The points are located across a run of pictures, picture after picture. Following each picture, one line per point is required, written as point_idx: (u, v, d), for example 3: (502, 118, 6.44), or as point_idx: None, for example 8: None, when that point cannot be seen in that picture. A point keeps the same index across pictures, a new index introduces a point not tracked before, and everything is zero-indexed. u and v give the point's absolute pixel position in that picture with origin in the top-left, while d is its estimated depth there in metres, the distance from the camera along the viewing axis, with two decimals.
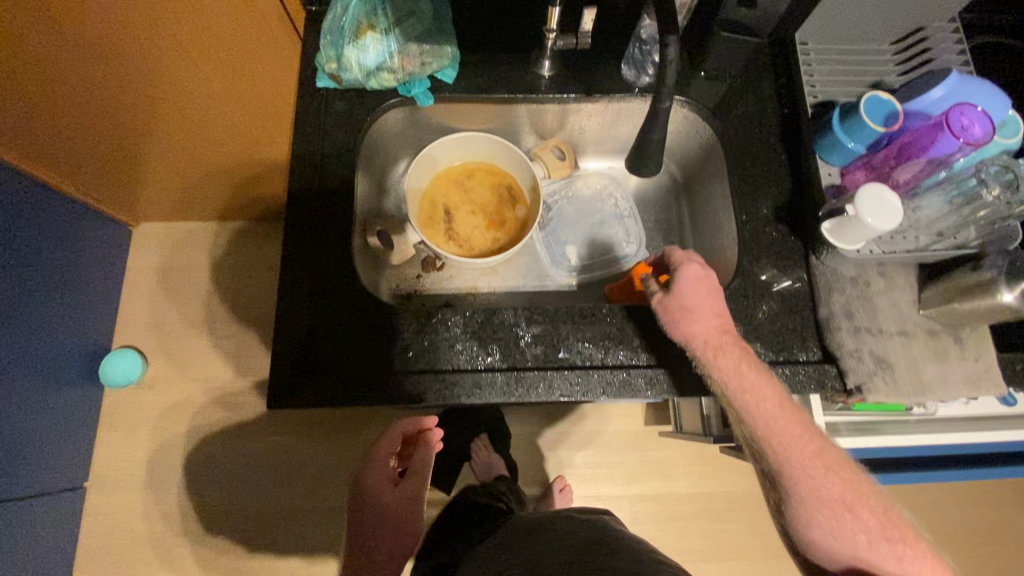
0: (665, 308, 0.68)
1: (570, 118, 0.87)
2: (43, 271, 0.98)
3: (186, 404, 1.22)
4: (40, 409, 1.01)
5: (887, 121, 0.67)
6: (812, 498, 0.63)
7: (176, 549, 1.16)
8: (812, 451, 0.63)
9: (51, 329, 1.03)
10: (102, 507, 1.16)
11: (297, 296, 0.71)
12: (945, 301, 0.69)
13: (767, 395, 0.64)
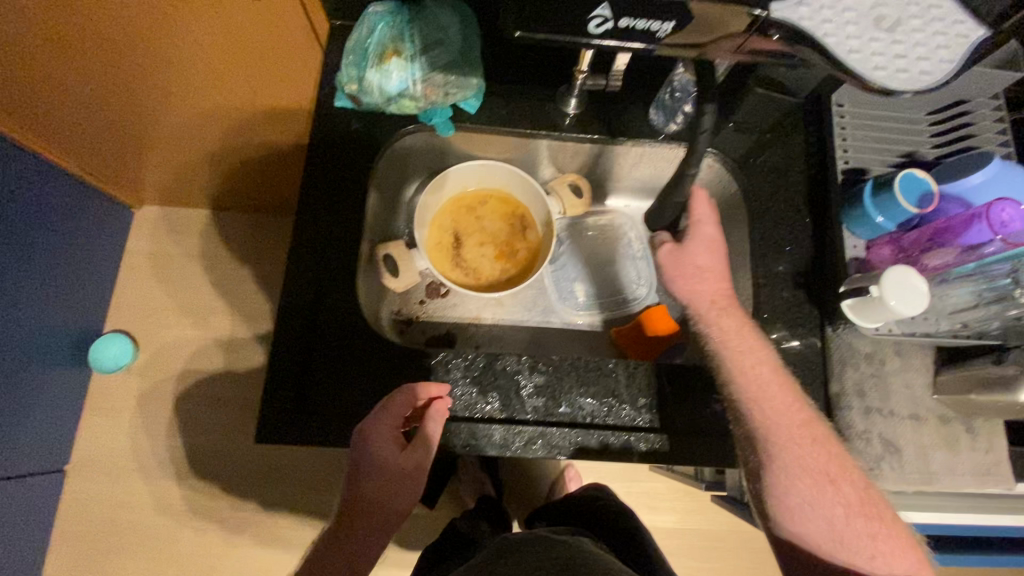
0: (676, 262, 0.69)
1: (590, 155, 0.85)
2: (38, 254, 0.98)
3: (179, 394, 1.24)
4: (28, 388, 1.02)
5: (922, 202, 0.64)
6: (795, 470, 0.60)
7: (156, 535, 1.17)
8: (799, 422, 0.61)
9: (45, 307, 1.03)
10: (88, 487, 1.18)
11: (293, 315, 0.70)
12: (964, 390, 0.66)
13: (763, 358, 0.64)
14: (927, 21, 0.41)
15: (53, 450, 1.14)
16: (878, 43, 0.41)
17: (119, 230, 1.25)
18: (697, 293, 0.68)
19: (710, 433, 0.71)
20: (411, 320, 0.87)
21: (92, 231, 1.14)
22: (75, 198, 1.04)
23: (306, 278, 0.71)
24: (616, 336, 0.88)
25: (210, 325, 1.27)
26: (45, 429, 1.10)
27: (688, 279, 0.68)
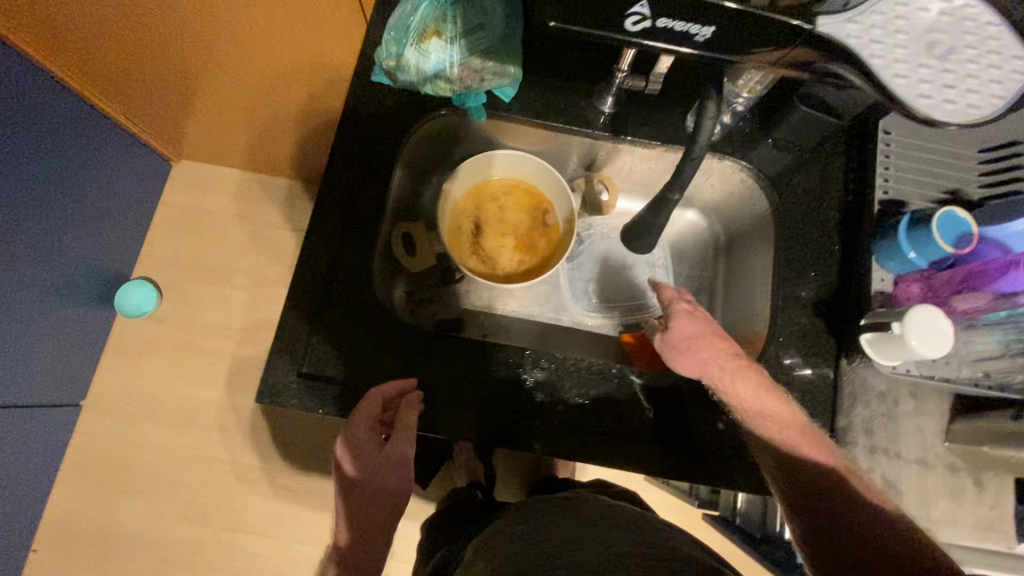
0: (669, 347, 0.66)
1: (620, 156, 0.85)
2: (76, 193, 1.02)
3: (196, 347, 1.28)
4: (54, 322, 1.07)
5: (959, 242, 0.62)
6: (841, 524, 0.53)
7: (160, 478, 1.22)
8: (833, 468, 0.56)
9: (77, 249, 1.07)
10: (101, 423, 1.24)
11: (307, 282, 0.71)
12: (977, 442, 0.65)
13: (787, 417, 0.60)
14: (978, 57, 0.45)
15: (72, 384, 1.19)
16: (927, 71, 0.44)
17: (157, 183, 1.29)
18: (706, 365, 0.64)
19: (705, 449, 0.71)
20: (424, 301, 0.88)
21: (130, 180, 1.18)
22: (117, 145, 1.07)
23: (324, 247, 0.72)
24: (625, 341, 0.89)
25: (234, 284, 1.32)
26: (66, 364, 1.15)
27: (691, 357, 0.65)
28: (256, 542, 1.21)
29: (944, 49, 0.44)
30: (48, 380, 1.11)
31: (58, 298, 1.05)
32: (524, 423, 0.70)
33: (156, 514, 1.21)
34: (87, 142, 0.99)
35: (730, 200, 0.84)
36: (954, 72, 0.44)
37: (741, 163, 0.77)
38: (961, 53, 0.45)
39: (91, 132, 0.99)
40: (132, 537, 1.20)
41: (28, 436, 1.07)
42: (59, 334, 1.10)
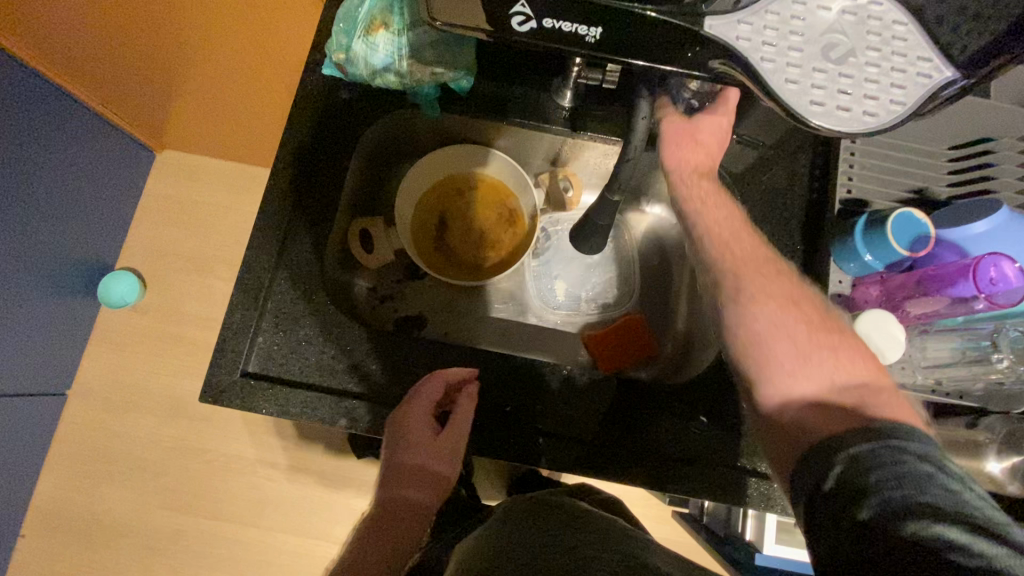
0: (675, 134, 0.62)
1: (584, 152, 0.83)
2: (51, 177, 0.99)
3: (182, 339, 1.25)
4: (29, 311, 1.04)
5: (914, 245, 0.60)
6: (756, 309, 0.53)
7: (137, 474, 1.19)
8: (754, 256, 0.57)
9: (52, 236, 1.04)
10: (78, 417, 1.20)
11: (257, 279, 0.69)
12: None
13: (721, 205, 0.61)
14: (886, 54, 0.39)
15: (52, 378, 1.15)
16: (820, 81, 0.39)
17: (139, 172, 1.26)
18: (682, 161, 0.63)
19: (661, 454, 0.69)
20: (386, 297, 0.85)
21: (111, 166, 1.16)
22: (91, 130, 1.04)
23: (278, 243, 0.71)
24: (587, 340, 0.85)
25: (217, 275, 1.27)
26: (48, 352, 1.12)
27: (679, 144, 0.62)
28: (240, 532, 1.18)
29: (845, 47, 0.39)
30: (32, 367, 1.09)
31: (43, 282, 1.05)
32: (505, 433, 0.69)
33: (140, 503, 1.18)
34: (61, 124, 0.97)
35: None
36: (853, 77, 0.39)
37: None
38: (863, 49, 0.39)
39: (65, 116, 0.97)
40: (110, 533, 1.17)
41: (10, 423, 1.06)
42: (42, 321, 1.08)
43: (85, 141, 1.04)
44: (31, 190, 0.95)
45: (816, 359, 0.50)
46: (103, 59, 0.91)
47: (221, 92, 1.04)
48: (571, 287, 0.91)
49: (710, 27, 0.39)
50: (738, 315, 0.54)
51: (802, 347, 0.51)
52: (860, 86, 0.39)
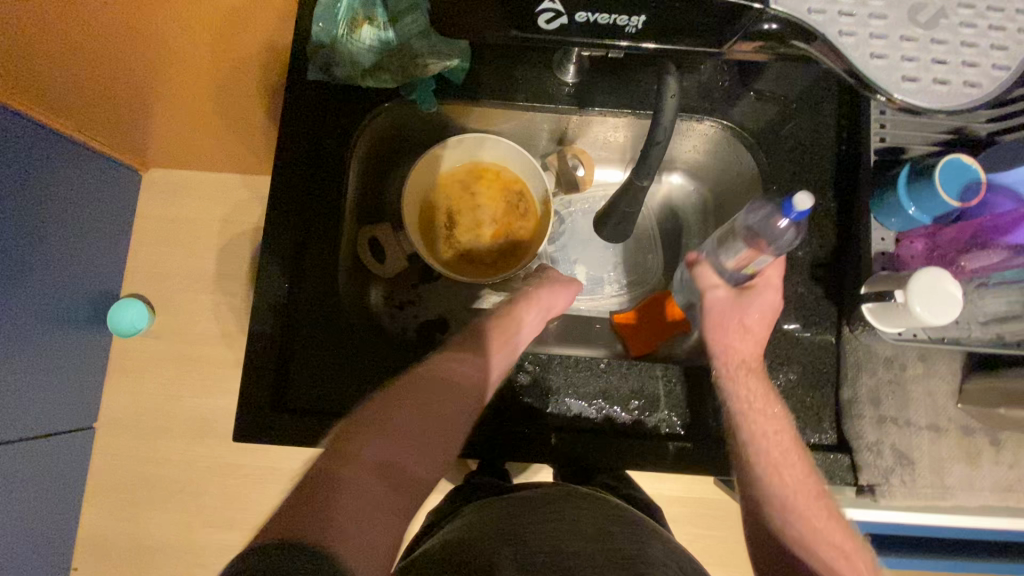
0: (726, 309, 0.64)
1: (592, 127, 0.78)
2: (42, 210, 0.93)
3: (200, 358, 1.19)
4: (42, 350, 0.99)
5: (964, 194, 0.55)
6: (780, 478, 0.58)
7: (176, 501, 1.15)
8: (808, 492, 0.58)
9: (51, 270, 0.99)
10: (104, 453, 1.16)
11: (269, 308, 0.66)
12: (991, 404, 0.62)
13: (781, 429, 0.60)
14: (979, 12, 0.39)
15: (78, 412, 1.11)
16: (912, 46, 0.39)
17: (129, 194, 1.19)
18: (728, 347, 0.63)
19: (691, 438, 0.67)
20: (404, 304, 0.83)
21: (101, 191, 1.09)
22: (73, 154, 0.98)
23: (288, 266, 0.67)
24: (614, 322, 0.84)
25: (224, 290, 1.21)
26: (69, 390, 1.08)
27: (724, 327, 0.64)
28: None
29: (933, 10, 0.39)
30: (56, 408, 1.05)
31: (54, 323, 1.01)
32: (511, 434, 0.66)
33: (183, 525, 1.14)
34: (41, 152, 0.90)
35: (714, 157, 0.77)
36: (948, 41, 0.39)
37: (720, 122, 0.70)
38: (954, 11, 0.39)
39: (46, 149, 0.91)
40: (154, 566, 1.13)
41: (42, 468, 1.02)
42: (58, 361, 1.04)
43: (74, 173, 0.99)
44: (25, 234, 0.90)
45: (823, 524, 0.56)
46: (73, 76, 0.84)
47: (200, 107, 0.98)
48: (591, 268, 0.88)
49: (777, 2, 0.38)
50: (768, 481, 0.58)
51: (815, 516, 0.57)
52: (957, 48, 0.39)
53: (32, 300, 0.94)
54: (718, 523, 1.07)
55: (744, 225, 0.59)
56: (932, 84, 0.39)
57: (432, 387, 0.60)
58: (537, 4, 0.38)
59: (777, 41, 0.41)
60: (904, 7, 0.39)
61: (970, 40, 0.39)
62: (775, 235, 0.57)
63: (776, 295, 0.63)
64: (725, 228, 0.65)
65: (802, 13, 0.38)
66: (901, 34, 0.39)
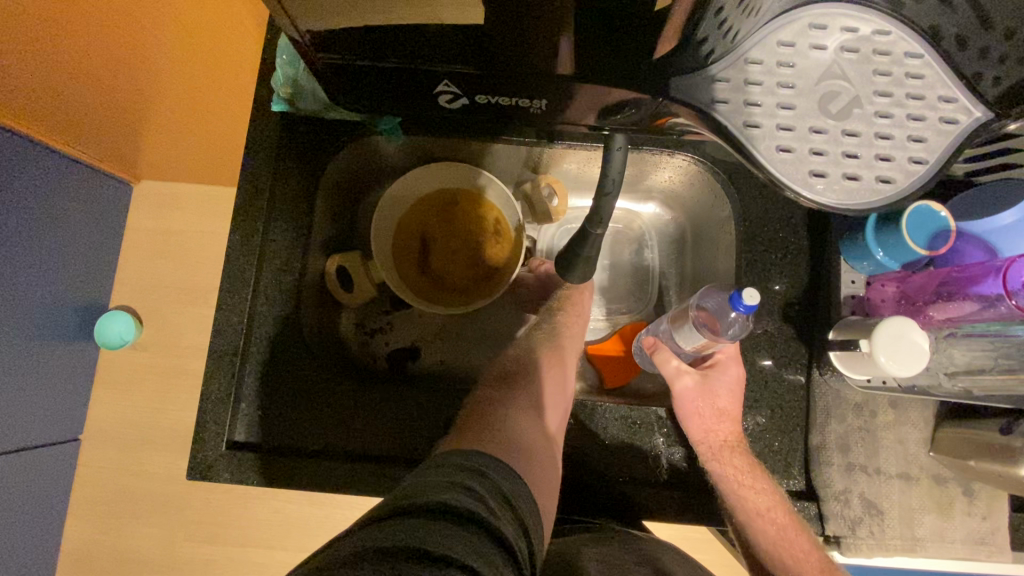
0: (700, 395, 0.61)
1: (566, 157, 0.76)
2: (33, 227, 0.91)
3: (190, 373, 1.12)
4: (28, 368, 0.95)
5: (934, 242, 0.57)
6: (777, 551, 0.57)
7: (160, 526, 1.07)
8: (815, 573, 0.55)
9: (41, 287, 0.95)
10: (86, 478, 1.09)
11: (231, 346, 0.65)
12: (962, 456, 0.58)
13: (773, 506, 0.58)
14: (897, 101, 0.40)
15: (66, 427, 1.06)
16: (822, 138, 0.40)
17: (119, 208, 1.14)
18: (708, 432, 0.60)
19: (663, 482, 0.63)
20: (376, 331, 0.82)
21: (88, 202, 1.04)
22: (65, 170, 0.95)
23: (250, 301, 0.66)
24: (589, 351, 0.78)
25: (210, 304, 1.15)
26: (52, 406, 1.02)
27: (701, 415, 0.61)
28: (269, 558, 1.07)
29: (846, 100, 0.41)
30: (37, 423, 1.00)
31: (44, 340, 0.98)
32: None
33: (167, 540, 1.07)
34: (32, 170, 0.88)
35: (690, 189, 0.74)
36: (860, 133, 0.40)
37: (691, 156, 0.69)
38: (867, 102, 0.41)
39: (37, 170, 0.89)
40: None
41: (22, 484, 0.97)
42: (46, 378, 1.00)
43: (66, 189, 0.97)
44: (17, 254, 0.89)
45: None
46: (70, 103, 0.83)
47: (183, 135, 0.97)
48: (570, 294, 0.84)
49: (676, 90, 0.40)
50: (763, 550, 0.58)
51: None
52: (869, 140, 0.40)
53: (26, 318, 0.93)
54: None
55: (698, 308, 0.62)
56: (842, 177, 0.40)
57: (487, 392, 0.64)
58: (435, 88, 0.42)
59: (657, 119, 0.43)
60: (813, 98, 0.41)
61: (884, 131, 0.40)
62: (728, 322, 0.60)
63: (735, 366, 0.62)
64: (675, 310, 0.66)
65: (704, 104, 0.40)
66: (812, 125, 0.40)
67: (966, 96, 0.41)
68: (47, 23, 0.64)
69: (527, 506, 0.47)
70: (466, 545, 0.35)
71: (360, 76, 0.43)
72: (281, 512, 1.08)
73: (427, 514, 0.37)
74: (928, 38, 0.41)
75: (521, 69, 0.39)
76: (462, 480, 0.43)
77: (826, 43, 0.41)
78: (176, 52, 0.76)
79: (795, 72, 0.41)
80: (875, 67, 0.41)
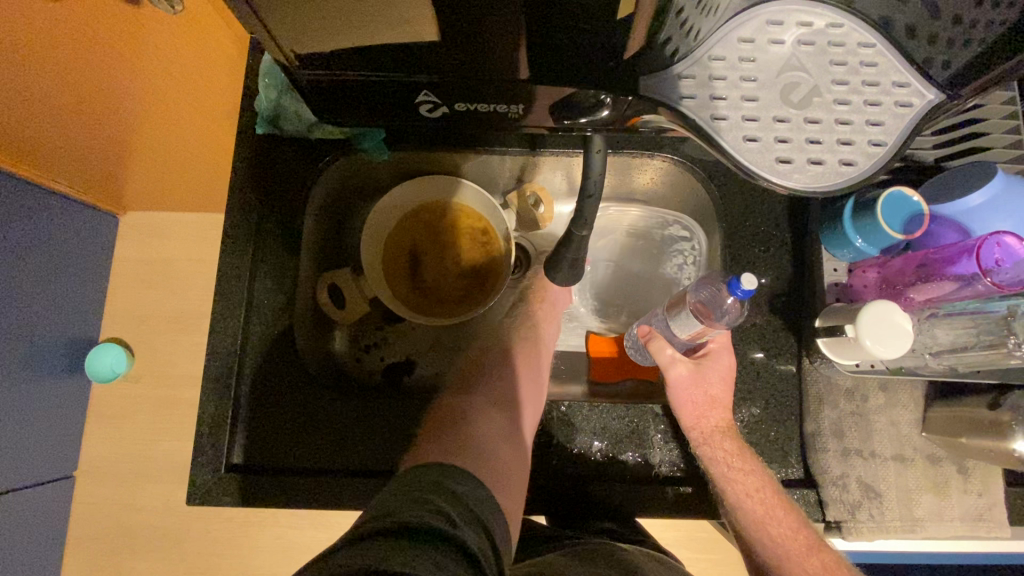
0: (691, 381, 0.61)
1: (550, 164, 0.78)
2: (16, 266, 0.91)
3: (183, 403, 1.11)
4: (17, 408, 0.94)
5: (908, 226, 0.57)
6: (769, 538, 0.57)
7: (160, 559, 1.05)
8: (801, 550, 0.56)
9: (27, 325, 0.95)
10: (84, 512, 1.07)
11: (224, 366, 0.65)
12: (954, 434, 0.59)
13: (762, 486, 0.58)
14: (852, 89, 0.45)
15: (60, 464, 1.04)
16: (785, 127, 0.45)
17: (104, 240, 1.13)
18: (700, 418, 0.61)
19: (664, 478, 0.64)
20: (370, 346, 0.82)
21: (76, 237, 1.04)
22: (46, 207, 0.95)
23: (243, 320, 0.67)
24: (587, 351, 0.80)
25: (201, 331, 1.14)
26: (42, 441, 1.00)
27: (693, 402, 0.61)
28: None
29: (806, 90, 0.45)
30: (29, 463, 0.98)
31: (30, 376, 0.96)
32: None
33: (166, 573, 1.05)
34: (14, 210, 0.89)
35: (673, 188, 0.76)
36: (821, 120, 0.45)
37: (672, 156, 0.70)
38: (825, 91, 0.45)
39: (20, 209, 0.90)
40: None
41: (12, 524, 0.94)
42: (37, 415, 0.99)
43: (49, 223, 0.97)
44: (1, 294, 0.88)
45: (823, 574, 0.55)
46: (49, 143, 0.83)
47: (164, 166, 0.98)
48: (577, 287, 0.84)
49: (647, 91, 0.43)
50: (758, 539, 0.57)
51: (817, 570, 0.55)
52: (830, 125, 0.44)
53: (11, 354, 0.92)
54: None
55: (694, 298, 0.62)
56: (807, 162, 0.44)
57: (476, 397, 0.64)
58: (415, 98, 0.45)
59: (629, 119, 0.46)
60: (776, 90, 0.45)
61: (844, 118, 0.45)
62: (722, 310, 0.62)
63: (728, 356, 0.63)
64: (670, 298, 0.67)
65: (672, 101, 0.44)
66: (775, 116, 0.45)
67: (919, 82, 0.46)
68: (25, 59, 0.64)
69: (488, 510, 0.46)
70: (422, 558, 0.35)
71: (339, 90, 0.45)
72: (283, 538, 1.06)
73: (384, 533, 0.37)
74: (881, 30, 0.46)
75: (491, 80, 0.41)
76: (419, 495, 0.43)
77: (783, 39, 0.46)
78: (157, 80, 0.76)
79: (756, 67, 0.45)
80: (831, 58, 0.46)
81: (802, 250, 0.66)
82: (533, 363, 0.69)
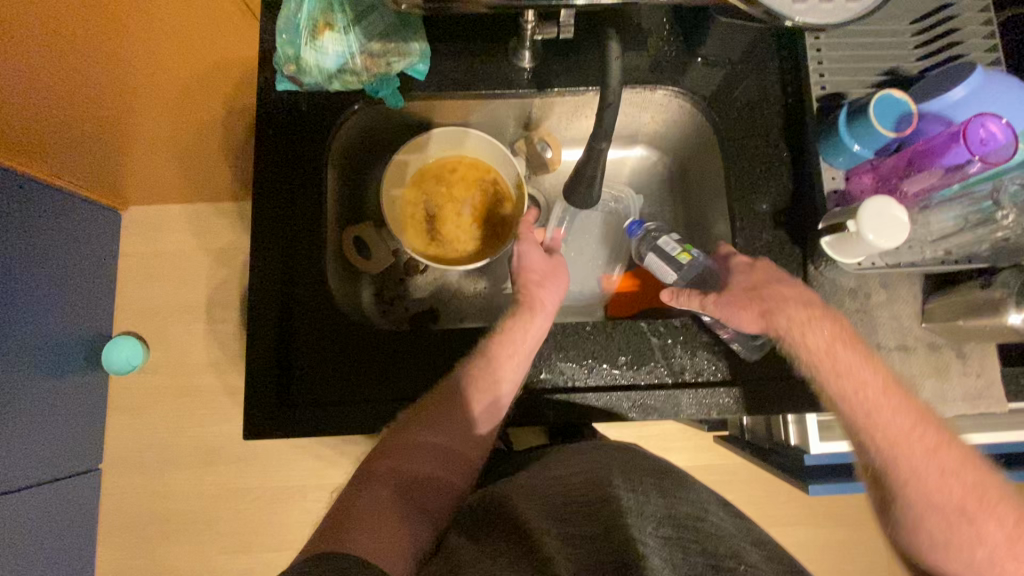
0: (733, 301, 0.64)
1: (556, 109, 0.81)
2: (38, 262, 0.94)
3: (203, 388, 1.13)
4: (48, 400, 0.97)
5: (899, 125, 0.61)
6: (881, 429, 0.59)
7: (195, 539, 1.09)
8: (914, 437, 0.58)
9: (51, 319, 0.98)
10: (114, 501, 1.09)
11: (262, 312, 0.69)
12: (950, 318, 0.64)
13: (867, 374, 0.60)
14: None
15: (90, 455, 1.07)
16: None
17: (110, 236, 1.14)
18: (777, 320, 0.63)
19: (686, 384, 0.68)
20: (395, 297, 0.85)
21: (85, 232, 1.06)
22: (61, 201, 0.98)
23: (278, 271, 0.70)
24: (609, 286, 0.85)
25: (215, 316, 1.16)
26: (70, 435, 1.02)
27: (748, 311, 0.64)
28: None
29: None
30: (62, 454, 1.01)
31: (53, 372, 0.98)
32: (528, 405, 0.69)
33: (201, 554, 1.08)
34: (32, 206, 0.91)
35: (675, 122, 0.80)
36: None
37: (674, 88, 0.74)
38: None
39: (38, 203, 0.92)
40: None
41: (46, 518, 0.96)
42: (66, 407, 1.01)
43: (61, 221, 0.98)
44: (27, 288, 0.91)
45: (938, 467, 0.57)
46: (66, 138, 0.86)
47: (169, 157, 0.99)
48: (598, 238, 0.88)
49: None
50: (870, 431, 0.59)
51: (942, 470, 0.57)
52: None
53: (40, 345, 0.94)
54: (730, 485, 1.06)
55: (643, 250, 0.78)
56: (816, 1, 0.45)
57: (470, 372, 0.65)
58: None
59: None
60: None
61: None
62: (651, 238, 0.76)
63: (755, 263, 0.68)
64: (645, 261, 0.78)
65: None
66: None
67: None
68: None
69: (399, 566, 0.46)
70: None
71: None
72: (313, 512, 1.10)
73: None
74: None
75: None
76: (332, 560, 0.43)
77: None
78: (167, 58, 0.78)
79: None
80: None
81: (802, 166, 0.70)
82: (528, 324, 0.68)
